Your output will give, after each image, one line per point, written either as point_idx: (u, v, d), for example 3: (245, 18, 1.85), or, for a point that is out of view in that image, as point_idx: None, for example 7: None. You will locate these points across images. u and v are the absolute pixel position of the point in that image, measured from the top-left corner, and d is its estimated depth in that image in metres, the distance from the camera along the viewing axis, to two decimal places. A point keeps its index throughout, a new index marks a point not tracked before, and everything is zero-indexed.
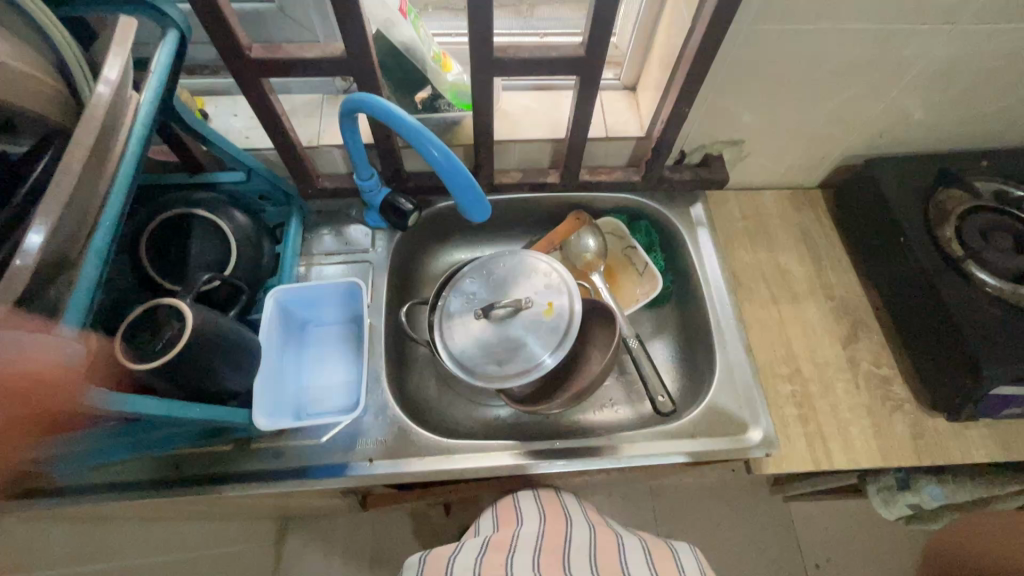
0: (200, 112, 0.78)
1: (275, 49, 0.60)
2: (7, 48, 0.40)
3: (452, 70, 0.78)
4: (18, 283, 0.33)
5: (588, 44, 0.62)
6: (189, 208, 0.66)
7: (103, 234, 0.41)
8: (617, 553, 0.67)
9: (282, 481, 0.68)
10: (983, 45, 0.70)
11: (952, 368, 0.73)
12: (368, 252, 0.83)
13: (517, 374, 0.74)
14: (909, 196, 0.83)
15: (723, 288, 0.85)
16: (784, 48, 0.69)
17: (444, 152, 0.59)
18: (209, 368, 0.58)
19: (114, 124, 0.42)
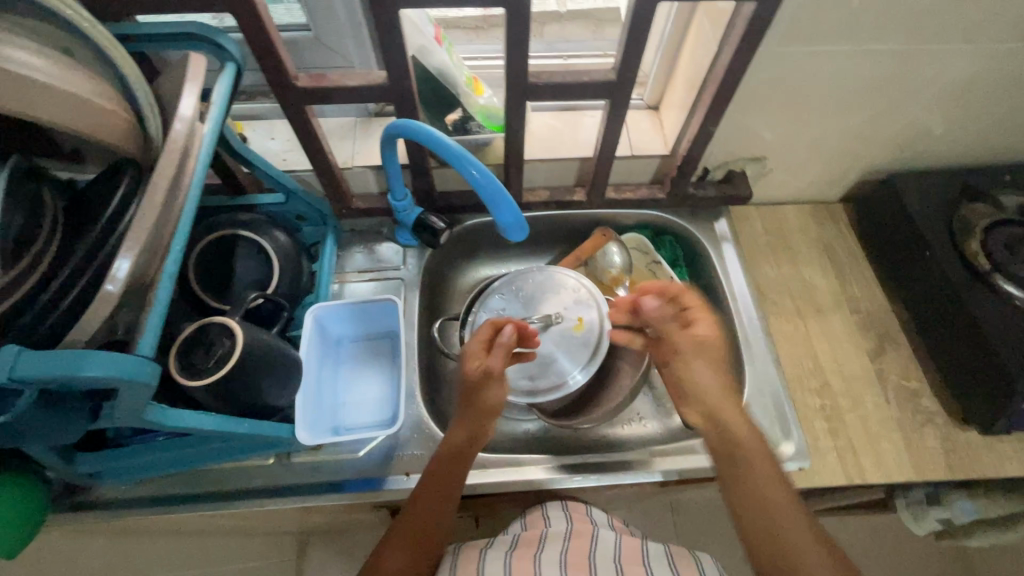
0: (241, 137, 0.81)
1: (321, 79, 0.63)
2: (88, 85, 0.43)
3: (484, 94, 0.81)
4: (109, 306, 0.38)
5: (619, 68, 0.64)
6: (235, 229, 0.68)
7: (173, 260, 0.43)
8: (641, 555, 0.67)
9: (321, 495, 0.70)
10: (1004, 62, 0.71)
11: (983, 381, 0.74)
12: (399, 269, 0.85)
13: (549, 388, 0.76)
14: (934, 210, 0.84)
15: (749, 302, 0.86)
16: (808, 69, 0.71)
17: (482, 171, 0.61)
18: (255, 384, 0.59)
19: (184, 154, 0.45)
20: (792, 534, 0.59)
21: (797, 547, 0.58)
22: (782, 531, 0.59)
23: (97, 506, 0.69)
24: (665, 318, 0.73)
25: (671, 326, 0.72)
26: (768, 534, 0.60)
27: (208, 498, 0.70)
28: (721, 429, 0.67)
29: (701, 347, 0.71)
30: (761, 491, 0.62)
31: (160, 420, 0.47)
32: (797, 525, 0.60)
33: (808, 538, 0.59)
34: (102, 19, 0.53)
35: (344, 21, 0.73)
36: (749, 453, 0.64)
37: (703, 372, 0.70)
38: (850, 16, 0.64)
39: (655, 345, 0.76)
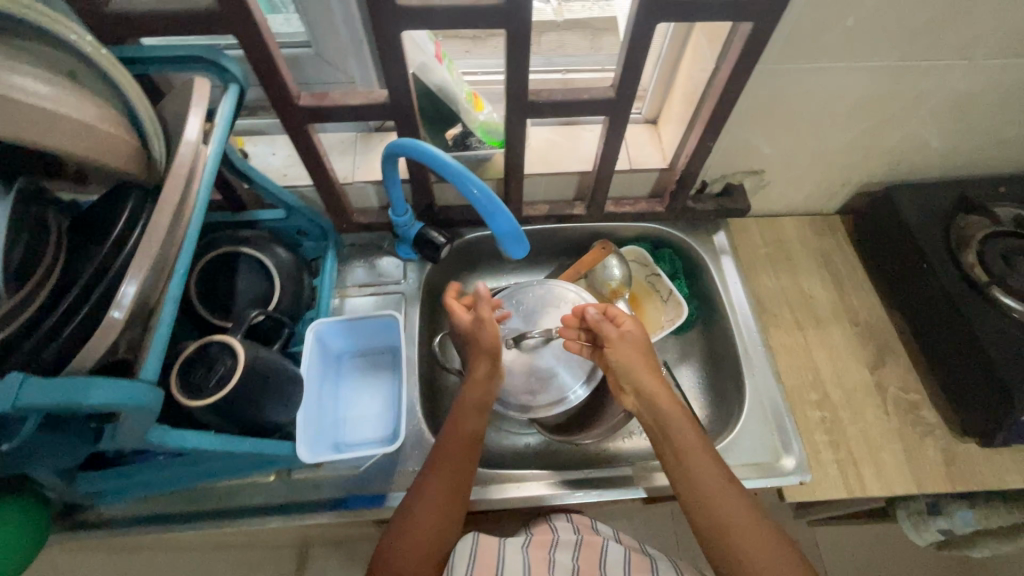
0: (242, 153, 0.81)
1: (322, 97, 0.63)
2: (94, 110, 0.43)
3: (484, 109, 0.81)
4: (114, 332, 0.38)
5: (618, 86, 0.64)
6: (236, 247, 0.68)
7: (176, 283, 0.43)
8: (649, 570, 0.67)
9: (322, 513, 0.69)
10: (999, 78, 0.72)
11: (983, 393, 0.74)
12: (400, 283, 0.85)
13: (549, 404, 0.77)
14: (931, 222, 0.84)
15: (748, 314, 0.87)
16: (805, 85, 0.72)
17: (483, 189, 0.62)
18: (257, 403, 0.59)
19: (189, 178, 0.45)
20: (737, 527, 0.58)
21: (744, 540, 0.57)
22: (723, 524, 0.58)
23: (96, 526, 0.68)
24: (599, 320, 0.71)
25: (605, 326, 0.70)
26: (715, 529, 0.59)
27: (210, 515, 0.70)
28: (653, 412, 0.65)
29: (631, 340, 0.69)
30: (701, 486, 0.60)
31: (163, 443, 0.47)
32: (741, 518, 0.58)
33: (755, 532, 0.58)
34: (107, 42, 0.53)
35: (345, 38, 0.73)
36: (686, 442, 0.63)
37: (637, 365, 0.67)
38: (847, 34, 0.65)
39: (597, 352, 0.74)
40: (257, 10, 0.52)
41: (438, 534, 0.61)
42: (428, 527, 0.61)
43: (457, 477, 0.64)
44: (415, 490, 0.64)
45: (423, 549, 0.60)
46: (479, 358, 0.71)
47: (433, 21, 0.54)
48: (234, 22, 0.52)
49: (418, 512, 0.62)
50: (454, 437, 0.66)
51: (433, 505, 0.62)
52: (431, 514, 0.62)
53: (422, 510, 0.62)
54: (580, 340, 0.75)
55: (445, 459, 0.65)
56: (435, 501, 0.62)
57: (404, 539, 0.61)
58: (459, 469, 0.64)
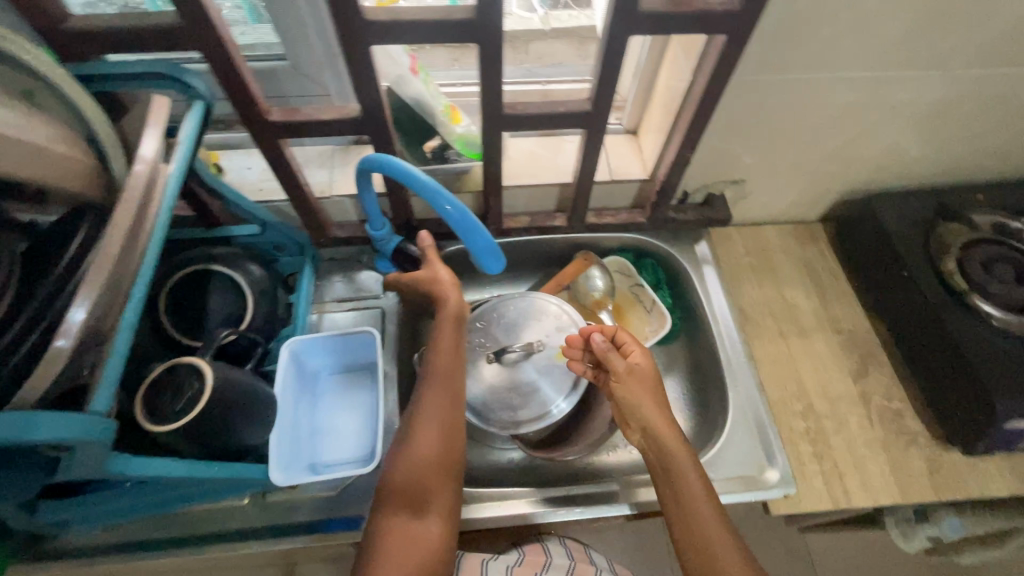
0: (217, 167, 0.79)
1: (294, 112, 0.62)
2: (45, 131, 0.42)
3: (462, 123, 0.79)
4: (60, 362, 0.36)
5: (594, 98, 0.64)
6: (208, 265, 0.67)
7: (133, 308, 0.42)
8: None
9: (297, 537, 0.68)
10: (973, 87, 0.73)
11: (965, 401, 0.74)
12: (379, 298, 0.84)
13: (532, 419, 0.76)
14: (911, 231, 0.85)
15: (731, 324, 0.86)
16: (783, 96, 0.72)
17: (457, 207, 0.61)
18: (227, 426, 0.58)
19: (146, 200, 0.44)
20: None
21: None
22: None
23: (63, 555, 0.66)
24: (606, 350, 0.69)
25: (611, 358, 0.68)
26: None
27: (182, 541, 0.68)
28: (660, 453, 0.63)
29: (641, 376, 0.67)
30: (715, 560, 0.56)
31: (126, 473, 0.46)
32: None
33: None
34: (66, 58, 0.52)
35: (318, 51, 0.72)
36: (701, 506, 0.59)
37: (648, 407, 0.65)
38: (822, 45, 0.65)
39: (604, 382, 0.72)
40: (221, 25, 0.51)
41: (441, 446, 0.64)
42: (430, 440, 0.64)
43: (445, 403, 0.67)
44: (412, 415, 0.67)
45: (427, 464, 0.62)
46: (444, 322, 0.71)
47: (402, 35, 0.53)
48: (198, 36, 0.50)
49: (419, 428, 0.65)
50: (439, 364, 0.69)
51: (431, 422, 0.65)
52: (430, 427, 0.65)
53: (423, 427, 0.65)
54: (585, 362, 0.75)
55: (435, 389, 0.67)
56: (432, 416, 0.65)
57: (407, 454, 0.63)
58: (445, 398, 0.67)
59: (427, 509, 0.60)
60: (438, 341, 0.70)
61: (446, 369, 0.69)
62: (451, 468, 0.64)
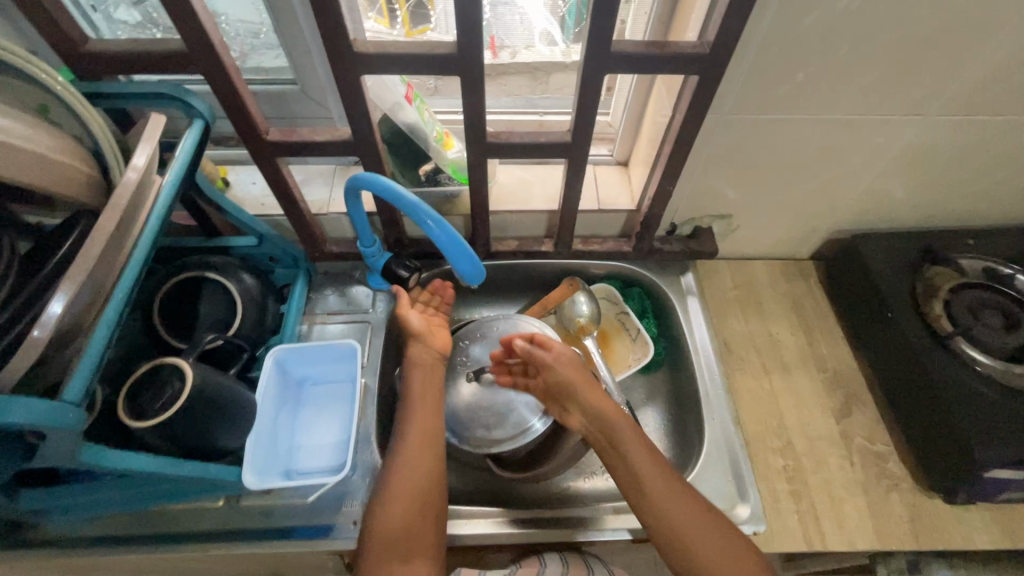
0: (223, 181, 0.84)
1: (290, 133, 0.66)
2: (52, 142, 0.46)
3: (454, 148, 0.83)
4: (36, 351, 0.39)
5: (574, 131, 0.67)
6: (203, 271, 0.71)
7: (113, 307, 0.46)
8: None
9: (265, 541, 0.69)
10: (954, 134, 0.74)
11: (945, 446, 0.73)
12: (368, 312, 0.87)
13: (506, 440, 0.76)
14: (897, 272, 0.85)
15: (711, 355, 0.87)
16: (763, 136, 0.74)
17: (438, 222, 0.65)
18: (203, 427, 0.60)
19: (133, 205, 0.48)
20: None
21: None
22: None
23: (42, 545, 0.68)
24: (530, 350, 0.75)
25: (537, 354, 0.74)
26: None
27: (153, 539, 0.69)
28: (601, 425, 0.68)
29: (567, 362, 0.73)
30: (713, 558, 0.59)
31: (98, 463, 0.48)
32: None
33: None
34: (83, 78, 0.57)
35: (322, 77, 0.77)
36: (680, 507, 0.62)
37: (585, 391, 0.70)
38: (797, 89, 0.67)
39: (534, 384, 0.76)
40: (224, 52, 0.55)
41: (420, 493, 0.64)
42: (408, 489, 0.64)
43: (424, 450, 0.68)
44: (390, 463, 0.67)
45: (413, 512, 0.63)
46: (417, 372, 0.74)
47: (390, 67, 0.57)
48: (200, 62, 0.55)
49: (397, 476, 0.65)
50: (415, 411, 0.71)
51: (409, 468, 0.66)
52: (411, 472, 0.66)
53: (402, 474, 0.65)
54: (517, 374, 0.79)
55: (414, 437, 0.69)
56: (409, 464, 0.66)
57: (387, 503, 0.63)
58: (424, 447, 0.68)
59: (411, 555, 0.61)
60: (411, 387, 0.73)
61: (424, 417, 0.71)
62: (431, 514, 0.64)
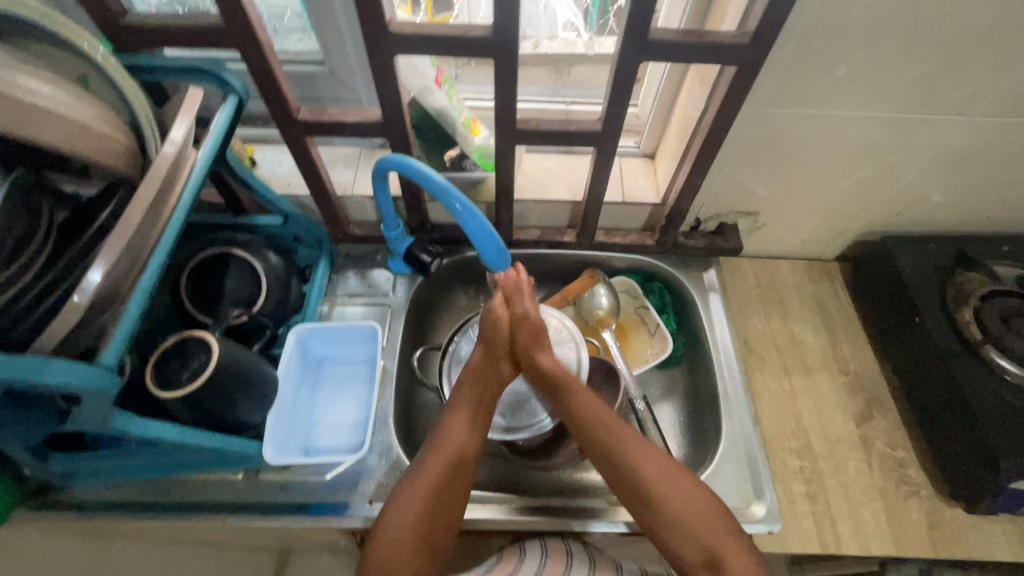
0: (250, 160, 0.85)
1: (321, 113, 0.66)
2: (92, 112, 0.47)
3: (481, 134, 0.82)
4: (74, 317, 0.40)
5: (605, 120, 0.66)
6: (230, 248, 0.71)
7: (148, 276, 0.47)
8: None
9: (283, 516, 0.70)
10: (996, 136, 0.72)
11: (969, 455, 0.71)
12: (388, 295, 0.87)
13: (524, 428, 0.76)
14: (927, 276, 0.83)
15: (731, 352, 0.86)
16: (798, 131, 0.73)
17: (465, 205, 0.64)
18: (228, 400, 0.61)
19: (170, 177, 0.49)
20: (696, 518, 0.58)
21: (703, 528, 0.58)
22: (662, 508, 0.59)
23: (70, 508, 0.70)
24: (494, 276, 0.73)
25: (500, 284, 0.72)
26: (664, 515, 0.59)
27: (177, 508, 0.71)
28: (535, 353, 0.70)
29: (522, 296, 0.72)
30: (637, 469, 0.62)
31: (128, 430, 0.50)
32: (690, 511, 0.59)
33: (713, 525, 0.58)
34: (122, 51, 0.58)
35: (353, 58, 0.77)
36: (601, 431, 0.64)
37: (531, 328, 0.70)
38: (836, 84, 0.66)
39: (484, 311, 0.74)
40: (261, 29, 0.56)
41: (432, 517, 0.60)
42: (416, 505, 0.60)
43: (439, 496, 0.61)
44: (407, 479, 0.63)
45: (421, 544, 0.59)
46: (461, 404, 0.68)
47: (424, 48, 0.57)
48: (238, 39, 0.55)
49: (407, 494, 0.61)
50: (435, 457, 0.64)
51: (425, 485, 0.61)
52: (419, 493, 0.61)
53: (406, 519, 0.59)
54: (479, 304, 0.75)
55: (433, 473, 0.62)
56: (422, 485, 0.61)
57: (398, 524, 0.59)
58: (440, 492, 0.61)
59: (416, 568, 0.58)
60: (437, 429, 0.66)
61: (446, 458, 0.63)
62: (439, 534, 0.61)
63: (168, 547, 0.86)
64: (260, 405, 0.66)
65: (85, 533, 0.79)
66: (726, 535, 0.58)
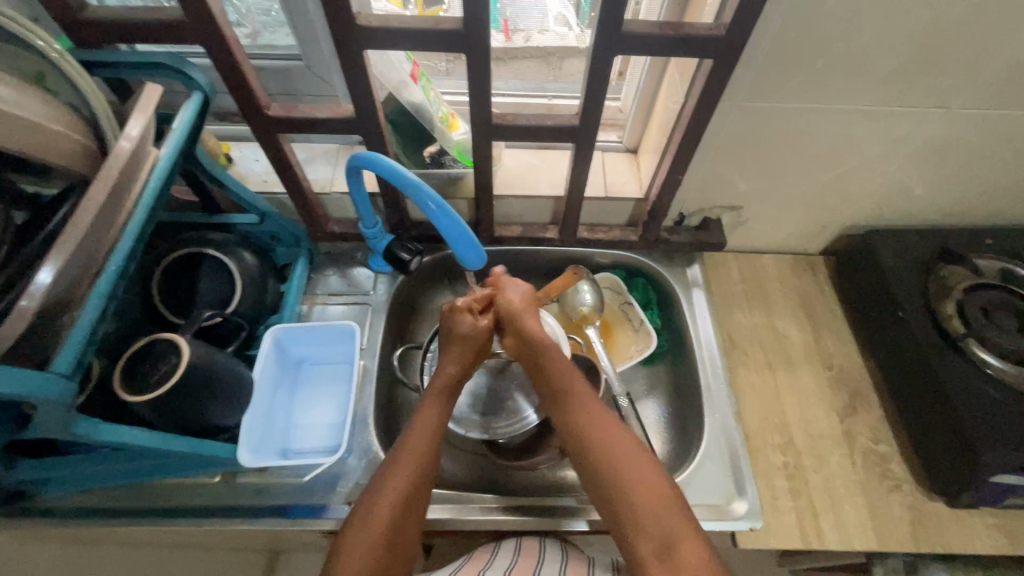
0: (225, 158, 0.83)
1: (292, 109, 0.65)
2: (47, 110, 0.45)
3: (458, 130, 0.83)
4: (24, 321, 0.39)
5: (582, 115, 0.65)
6: (202, 247, 0.70)
7: (105, 280, 0.46)
8: None
9: (261, 519, 0.69)
10: (977, 128, 0.71)
11: (949, 448, 0.72)
12: (368, 294, 0.86)
13: (504, 426, 0.78)
14: (910, 269, 0.83)
15: (715, 349, 0.86)
16: (779, 125, 0.72)
17: (439, 204, 0.63)
18: (199, 403, 0.60)
19: (128, 177, 0.47)
20: (658, 507, 0.57)
21: (662, 517, 0.57)
22: (628, 497, 0.58)
23: (43, 514, 0.68)
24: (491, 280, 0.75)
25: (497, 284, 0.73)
26: (628, 503, 0.58)
27: (153, 512, 0.70)
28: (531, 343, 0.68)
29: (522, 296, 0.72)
30: (610, 457, 0.61)
31: (90, 436, 0.48)
32: (652, 498, 0.58)
33: (672, 513, 0.57)
34: (82, 46, 0.56)
35: (328, 52, 0.75)
36: (580, 420, 0.64)
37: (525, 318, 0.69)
38: (816, 77, 0.65)
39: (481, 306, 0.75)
40: (226, 24, 0.54)
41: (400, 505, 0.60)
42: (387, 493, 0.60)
43: (411, 493, 0.60)
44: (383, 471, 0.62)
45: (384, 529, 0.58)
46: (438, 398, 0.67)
47: (395, 42, 0.56)
48: (200, 34, 0.54)
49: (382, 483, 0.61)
50: (410, 451, 0.62)
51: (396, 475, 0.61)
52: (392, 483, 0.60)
53: (377, 513, 0.58)
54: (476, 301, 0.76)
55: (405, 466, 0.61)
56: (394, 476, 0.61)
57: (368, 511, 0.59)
58: (412, 488, 0.60)
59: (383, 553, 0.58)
60: (416, 424, 0.65)
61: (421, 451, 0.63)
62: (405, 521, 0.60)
63: (149, 551, 0.85)
64: (234, 408, 0.65)
65: (60, 539, 0.78)
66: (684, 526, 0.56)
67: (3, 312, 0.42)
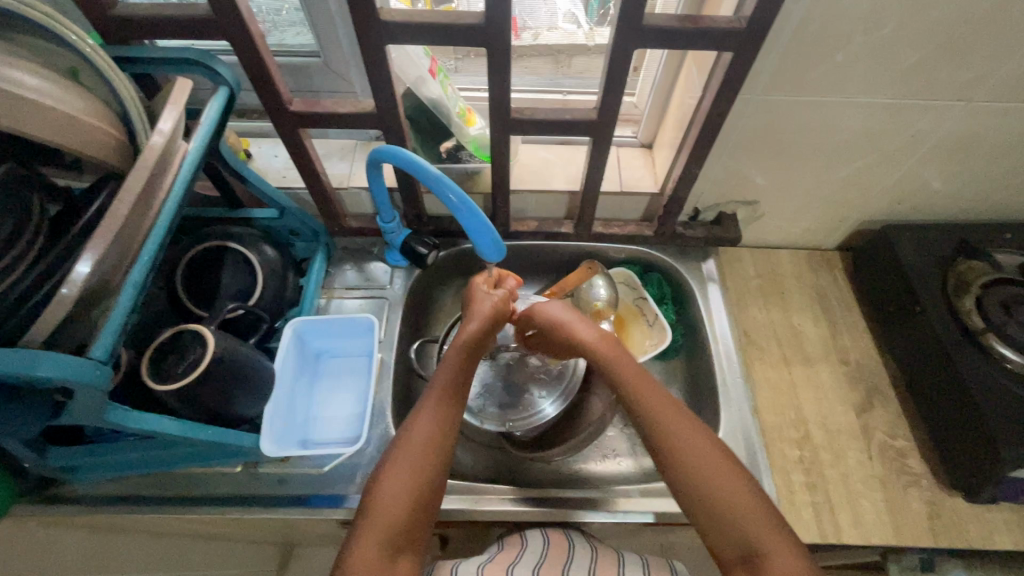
0: (245, 154, 0.84)
1: (313, 104, 0.66)
2: (84, 106, 0.46)
3: (476, 124, 0.82)
4: (64, 309, 0.40)
5: (600, 109, 0.66)
6: (225, 241, 0.71)
7: (139, 269, 0.47)
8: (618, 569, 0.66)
9: (283, 508, 0.70)
10: (999, 122, 0.70)
11: (970, 443, 0.71)
12: (385, 288, 0.87)
13: (523, 418, 0.79)
14: (928, 263, 0.82)
15: (731, 343, 0.86)
16: (798, 118, 0.72)
17: (460, 197, 0.64)
18: (225, 393, 0.61)
19: (160, 172, 0.49)
20: (738, 506, 0.53)
21: (740, 518, 0.53)
22: (706, 501, 0.54)
23: (71, 502, 0.70)
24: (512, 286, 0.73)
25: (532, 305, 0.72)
26: (706, 509, 0.54)
27: (177, 501, 0.71)
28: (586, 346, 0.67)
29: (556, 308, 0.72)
30: (677, 454, 0.56)
31: (122, 423, 0.50)
32: (730, 500, 0.53)
33: (755, 522, 0.52)
34: (112, 43, 0.57)
35: (347, 49, 0.76)
36: (651, 418, 0.59)
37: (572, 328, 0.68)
38: (835, 69, 0.65)
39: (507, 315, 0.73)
40: (252, 21, 0.55)
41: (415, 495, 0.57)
42: (395, 483, 0.57)
43: (417, 486, 0.57)
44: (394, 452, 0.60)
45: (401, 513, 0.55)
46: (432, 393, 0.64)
47: (417, 37, 0.56)
48: (226, 31, 0.55)
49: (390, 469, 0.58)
50: (412, 446, 0.59)
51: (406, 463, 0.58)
52: (399, 472, 0.57)
53: (389, 502, 0.56)
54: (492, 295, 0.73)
55: (410, 462, 0.58)
56: (402, 464, 0.58)
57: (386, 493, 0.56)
58: (417, 491, 0.57)
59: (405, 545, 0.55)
60: (416, 423, 0.61)
61: (423, 445, 0.59)
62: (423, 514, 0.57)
63: (169, 541, 0.87)
64: (257, 398, 0.66)
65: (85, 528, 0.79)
66: (764, 527, 0.52)
67: (44, 300, 0.43)
